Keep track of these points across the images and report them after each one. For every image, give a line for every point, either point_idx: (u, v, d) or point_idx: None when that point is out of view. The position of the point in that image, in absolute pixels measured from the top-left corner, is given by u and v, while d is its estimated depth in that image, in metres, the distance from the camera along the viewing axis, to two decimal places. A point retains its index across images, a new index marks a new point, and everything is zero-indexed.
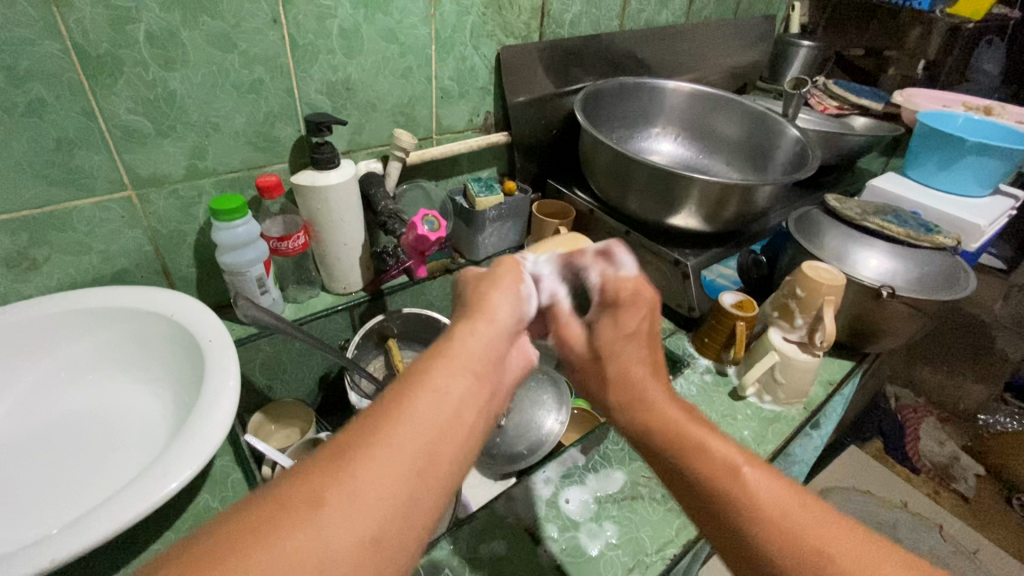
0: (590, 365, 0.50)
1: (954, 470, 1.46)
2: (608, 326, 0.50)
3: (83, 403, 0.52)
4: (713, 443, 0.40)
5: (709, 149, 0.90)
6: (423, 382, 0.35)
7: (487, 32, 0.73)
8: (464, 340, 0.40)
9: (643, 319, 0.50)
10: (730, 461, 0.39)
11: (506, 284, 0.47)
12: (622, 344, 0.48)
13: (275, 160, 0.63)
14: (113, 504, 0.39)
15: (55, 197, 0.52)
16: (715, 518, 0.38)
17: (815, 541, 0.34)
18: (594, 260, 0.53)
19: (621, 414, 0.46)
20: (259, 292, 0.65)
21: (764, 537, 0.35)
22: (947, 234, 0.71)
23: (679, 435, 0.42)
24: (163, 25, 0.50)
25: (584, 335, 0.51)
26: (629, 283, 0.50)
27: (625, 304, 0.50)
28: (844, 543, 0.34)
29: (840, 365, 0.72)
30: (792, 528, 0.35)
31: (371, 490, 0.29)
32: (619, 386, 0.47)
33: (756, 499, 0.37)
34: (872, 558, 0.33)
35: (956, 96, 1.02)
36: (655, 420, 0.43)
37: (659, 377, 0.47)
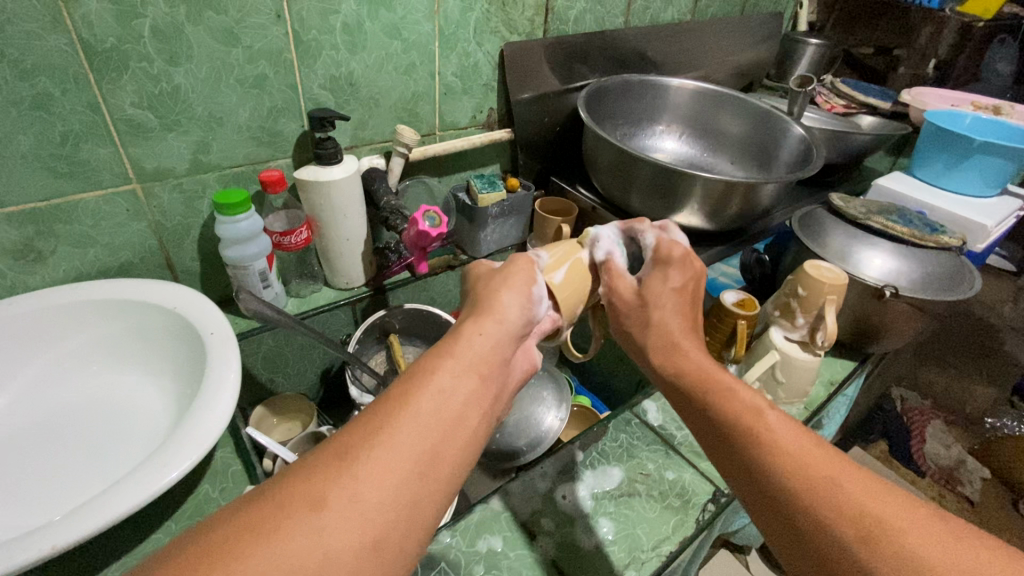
0: (635, 310, 0.51)
1: (959, 473, 1.45)
2: (658, 280, 0.51)
3: (86, 394, 0.53)
4: (742, 393, 0.41)
5: (713, 147, 0.90)
6: (426, 383, 0.36)
7: (491, 28, 0.73)
8: (469, 341, 0.41)
9: (687, 279, 0.52)
10: (756, 406, 0.39)
11: (517, 283, 0.48)
12: (666, 296, 0.50)
13: (278, 155, 0.64)
14: (113, 493, 0.40)
15: (61, 190, 0.52)
16: (733, 455, 0.38)
17: (829, 474, 0.33)
18: (651, 228, 0.57)
19: (655, 357, 0.47)
20: (262, 286, 0.65)
21: (780, 469, 0.35)
22: (953, 233, 0.71)
23: (708, 382, 0.42)
24: (168, 20, 0.50)
25: (631, 287, 0.52)
26: (681, 245, 0.53)
27: (676, 262, 0.52)
28: (859, 482, 0.33)
29: (842, 365, 0.72)
30: (809, 463, 0.34)
31: (373, 491, 0.30)
32: (656, 333, 0.48)
33: (777, 436, 0.36)
34: (887, 498, 0.32)
35: (965, 95, 1.01)
36: (689, 364, 0.45)
37: (698, 333, 0.48)
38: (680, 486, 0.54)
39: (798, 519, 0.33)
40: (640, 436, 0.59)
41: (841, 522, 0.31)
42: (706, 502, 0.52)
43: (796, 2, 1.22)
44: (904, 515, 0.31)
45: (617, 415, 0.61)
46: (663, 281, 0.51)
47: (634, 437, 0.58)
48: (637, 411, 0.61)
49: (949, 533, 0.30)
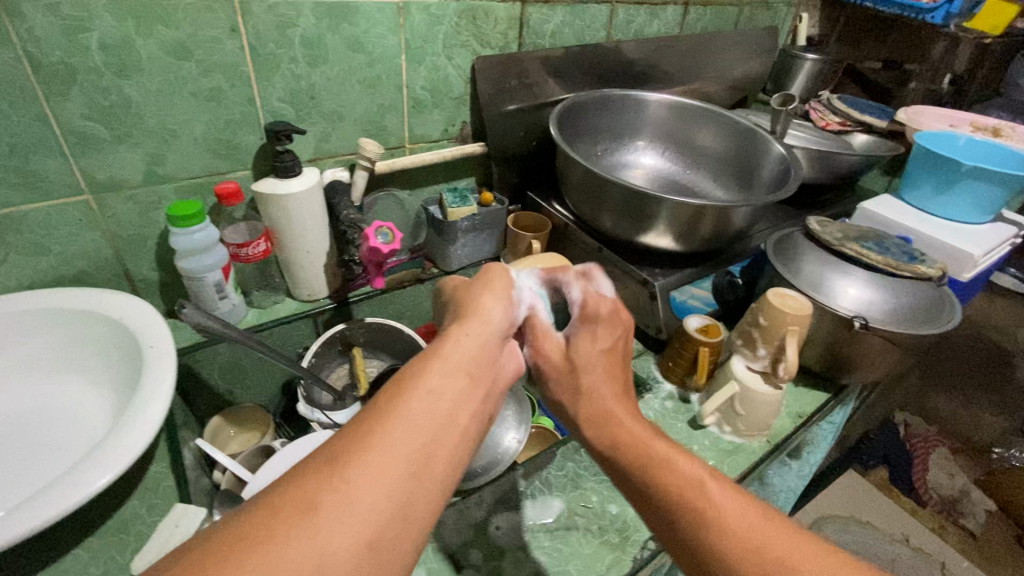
0: (564, 374, 0.48)
1: (962, 504, 1.38)
2: (586, 341, 0.49)
3: (28, 402, 0.53)
4: (680, 462, 0.38)
5: (694, 164, 0.88)
6: (417, 382, 0.35)
7: (460, 42, 0.72)
8: (460, 339, 0.40)
9: (614, 335, 0.50)
10: (696, 477, 0.37)
11: (497, 286, 0.46)
12: (596, 359, 0.48)
13: (237, 167, 0.64)
14: (20, 510, 0.39)
15: (11, 200, 0.53)
16: (680, 539, 0.36)
17: (782, 557, 0.32)
18: (576, 278, 0.54)
19: (592, 428, 0.44)
20: (218, 297, 0.65)
21: (733, 561, 0.33)
22: (933, 262, 0.67)
23: (645, 455, 0.40)
24: (116, 34, 0.50)
25: (560, 347, 0.49)
26: (607, 300, 0.51)
27: (604, 319, 0.50)
28: (813, 562, 0.32)
29: (814, 397, 0.69)
30: (759, 546, 0.33)
31: (367, 493, 0.29)
32: (590, 403, 0.46)
33: (720, 514, 0.35)
34: (839, 574, 0.31)
35: (964, 114, 0.97)
36: (623, 436, 0.42)
37: (630, 397, 0.46)
38: (622, 520, 0.52)
39: None
40: (587, 465, 0.57)
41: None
42: (646, 540, 0.50)
43: (795, 15, 1.19)
44: None
45: (567, 442, 0.59)
46: (591, 343, 0.49)
47: (581, 466, 0.57)
48: None
49: None
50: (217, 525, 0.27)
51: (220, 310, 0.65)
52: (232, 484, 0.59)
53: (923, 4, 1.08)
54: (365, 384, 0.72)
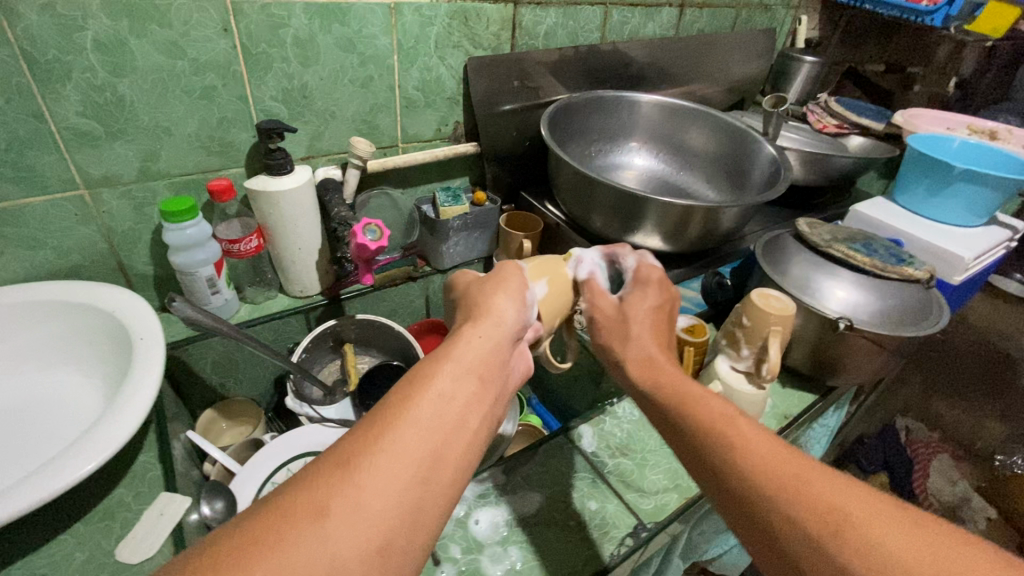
0: (616, 325, 0.50)
1: (962, 512, 1.35)
2: (636, 299, 0.51)
3: (21, 390, 0.54)
4: (712, 400, 0.41)
5: (686, 165, 0.88)
6: (427, 385, 0.35)
7: (453, 42, 0.73)
8: (469, 342, 0.40)
9: (662, 301, 0.52)
10: (724, 412, 0.39)
11: (511, 286, 0.47)
12: (644, 314, 0.50)
13: (230, 164, 0.65)
14: (4, 494, 0.40)
15: (8, 194, 0.54)
16: (704, 465, 0.38)
17: (799, 472, 0.34)
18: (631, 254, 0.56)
19: (632, 367, 0.47)
20: (210, 292, 0.66)
21: (750, 478, 0.34)
22: (921, 265, 0.67)
23: (680, 393, 0.43)
24: (110, 33, 0.52)
25: (613, 305, 0.51)
26: (657, 268, 0.54)
27: (653, 282, 0.53)
28: (826, 482, 0.33)
29: (801, 398, 0.69)
30: (775, 462, 0.34)
31: (378, 497, 0.29)
32: (633, 348, 0.48)
33: (744, 440, 0.37)
34: (853, 490, 0.32)
35: (960, 117, 0.97)
36: (664, 377, 0.44)
37: (671, 349, 0.49)
38: (600, 517, 0.52)
39: (766, 516, 0.33)
40: (569, 461, 0.57)
41: (811, 518, 0.31)
42: (624, 536, 0.51)
43: (794, 18, 1.19)
44: (867, 508, 0.31)
45: (551, 439, 0.59)
46: (641, 301, 0.51)
47: (563, 463, 0.57)
48: (572, 436, 0.60)
49: (911, 525, 0.30)
50: (221, 530, 0.27)
51: (212, 304, 0.67)
52: (220, 476, 0.60)
53: (922, 6, 1.08)
54: (354, 378, 0.73)
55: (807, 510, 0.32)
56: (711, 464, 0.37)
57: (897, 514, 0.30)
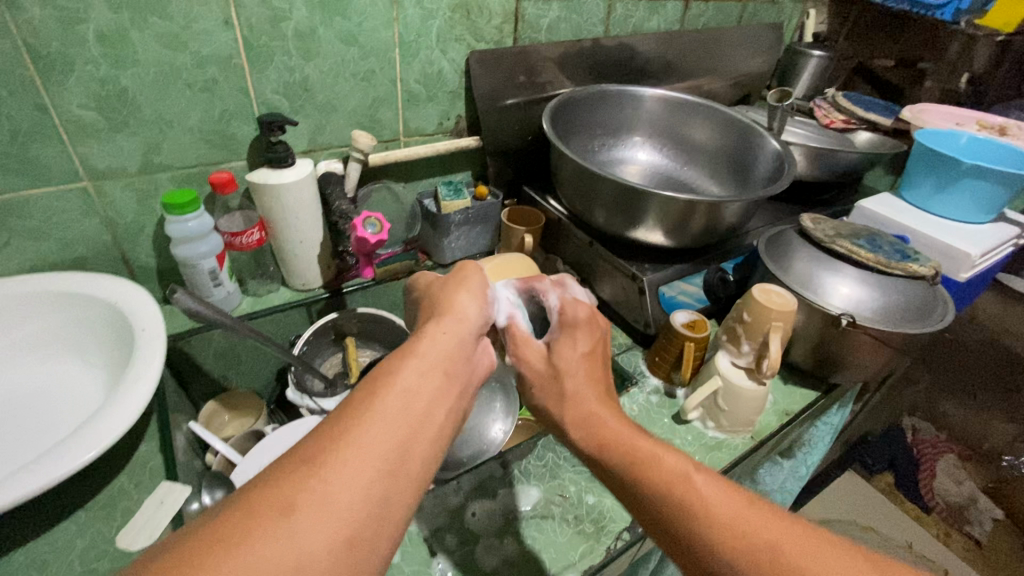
0: (548, 381, 0.48)
1: (969, 512, 1.37)
2: (566, 346, 0.49)
3: (25, 378, 0.55)
4: (667, 456, 0.39)
5: (690, 160, 0.87)
6: (392, 381, 0.35)
7: (454, 36, 0.73)
8: (434, 337, 0.40)
9: (594, 343, 0.50)
10: (681, 469, 0.38)
11: (473, 286, 0.47)
12: (575, 364, 0.48)
13: (232, 157, 0.65)
14: (7, 481, 0.41)
15: (12, 186, 0.55)
16: (671, 535, 0.37)
17: (769, 544, 0.33)
18: (551, 287, 0.55)
19: (574, 426, 0.45)
20: (212, 284, 0.66)
21: (720, 551, 0.34)
22: (927, 261, 0.66)
23: (632, 449, 0.41)
24: (112, 25, 0.52)
25: (540, 353, 0.50)
26: (586, 305, 0.52)
27: (582, 324, 0.50)
28: (797, 551, 0.33)
29: (802, 394, 0.69)
30: (744, 533, 0.34)
31: (344, 491, 0.29)
32: (573, 407, 0.46)
33: (707, 508, 0.35)
34: (822, 557, 0.32)
35: (971, 112, 0.95)
36: (611, 438, 0.42)
37: (612, 401, 0.46)
38: (598, 510, 0.52)
39: None
40: (567, 456, 0.57)
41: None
42: (621, 530, 0.50)
43: (802, 12, 1.18)
44: None
45: (549, 433, 0.59)
46: (572, 350, 0.49)
47: (560, 457, 0.57)
48: None
49: None
50: (188, 528, 0.27)
51: (214, 297, 0.67)
52: (221, 467, 0.61)
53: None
54: (355, 371, 0.73)
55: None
56: (678, 534, 0.36)
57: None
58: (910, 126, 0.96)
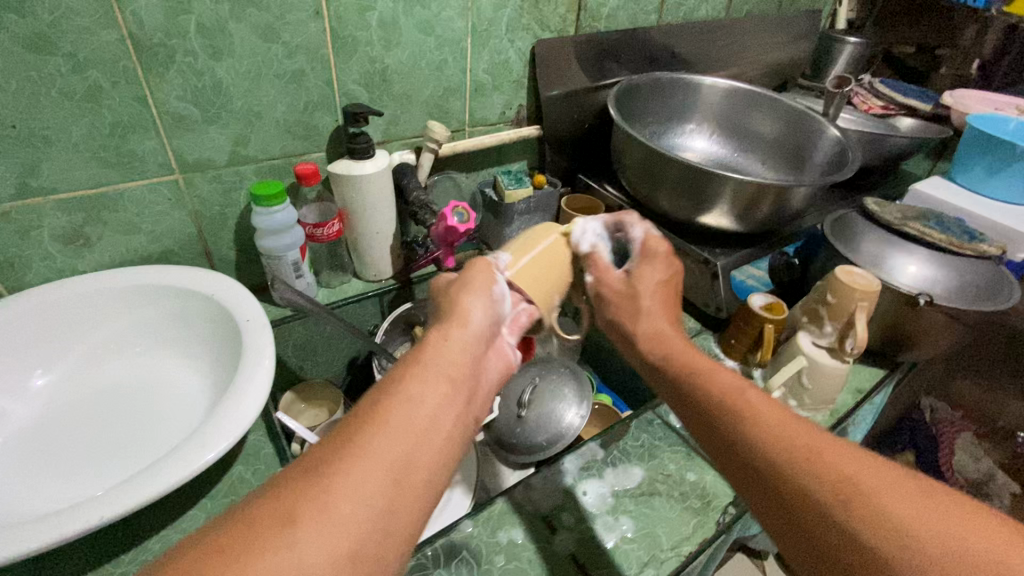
0: (624, 300, 0.52)
1: (987, 487, 1.35)
2: (646, 273, 0.53)
3: (127, 375, 0.55)
4: (720, 370, 0.42)
5: (745, 148, 0.89)
6: (397, 391, 0.35)
7: (523, 25, 0.73)
8: (439, 348, 0.39)
9: (671, 274, 0.54)
10: (733, 381, 0.40)
11: (478, 286, 0.45)
12: (652, 289, 0.52)
13: (313, 149, 0.65)
14: (155, 470, 0.41)
15: (109, 179, 0.54)
16: (715, 432, 0.39)
17: (809, 443, 0.34)
18: (638, 220, 0.57)
19: (647, 333, 0.49)
20: (294, 275, 0.66)
21: (759, 439, 0.35)
22: (993, 242, 0.68)
23: (691, 364, 0.43)
24: (212, 17, 0.52)
25: (620, 279, 0.53)
26: (666, 241, 0.55)
27: (661, 256, 0.54)
28: (832, 448, 0.33)
29: (871, 373, 0.71)
30: (784, 431, 0.35)
31: (345, 502, 0.29)
32: (642, 323, 0.50)
33: (754, 408, 0.37)
34: (858, 458, 0.32)
35: (1009, 98, 0.98)
36: (676, 353, 0.45)
37: (680, 324, 0.50)
38: (702, 487, 0.54)
39: (780, 488, 0.33)
40: (661, 436, 0.58)
41: (819, 482, 0.32)
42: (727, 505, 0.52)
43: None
44: (876, 476, 0.31)
45: (640, 415, 0.61)
46: (652, 273, 0.52)
47: (656, 437, 0.58)
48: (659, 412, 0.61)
49: (915, 489, 0.30)
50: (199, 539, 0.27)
51: (297, 288, 0.67)
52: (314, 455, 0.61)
53: None
54: None
55: (814, 479, 0.32)
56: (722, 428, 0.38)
57: (907, 484, 0.31)
58: (951, 111, 0.98)
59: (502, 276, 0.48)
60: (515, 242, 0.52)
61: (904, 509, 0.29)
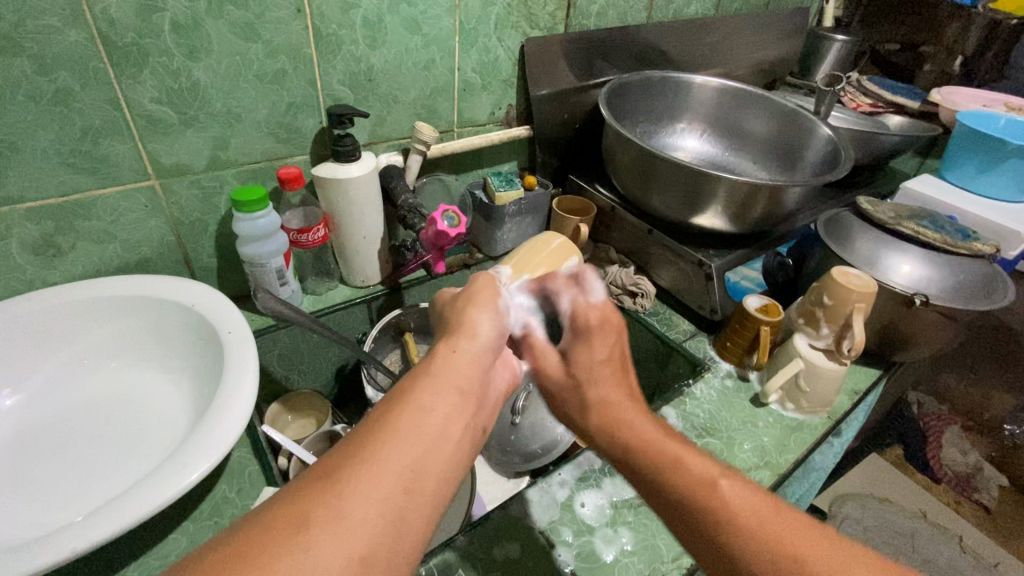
0: (569, 391, 0.47)
1: (976, 480, 1.34)
2: (584, 354, 0.47)
3: (105, 391, 0.53)
4: (692, 460, 0.38)
5: (736, 147, 0.88)
6: (409, 399, 0.34)
7: (512, 23, 0.71)
8: (447, 359, 0.38)
9: (613, 345, 0.48)
10: (707, 474, 0.36)
11: (484, 298, 0.44)
12: (596, 371, 0.46)
13: (296, 152, 0.63)
14: (133, 494, 0.39)
15: (81, 186, 0.52)
16: (694, 535, 0.35)
17: (799, 555, 0.31)
18: (567, 287, 0.51)
19: (597, 416, 0.44)
20: (279, 283, 0.64)
21: (746, 552, 0.32)
22: (987, 241, 0.68)
23: (657, 453, 0.39)
24: (188, 15, 0.49)
25: (559, 363, 0.48)
26: (600, 310, 0.49)
27: (597, 329, 0.48)
28: (825, 557, 0.31)
29: (867, 374, 0.71)
30: (772, 539, 0.32)
31: (359, 507, 0.28)
32: (597, 411, 0.44)
33: (731, 512, 0.34)
34: (857, 570, 0.30)
35: (995, 95, 0.99)
36: (636, 440, 0.41)
37: (649, 412, 0.44)
38: None
39: None
40: None
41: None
42: None
43: None
44: None
45: None
46: (592, 353, 0.47)
47: None
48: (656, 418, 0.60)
49: None
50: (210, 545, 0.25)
51: (281, 296, 0.65)
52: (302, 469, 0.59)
53: None
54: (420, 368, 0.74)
55: None
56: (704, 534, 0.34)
57: None
58: (939, 108, 0.98)
59: (507, 291, 0.47)
60: (514, 253, 0.54)
61: None
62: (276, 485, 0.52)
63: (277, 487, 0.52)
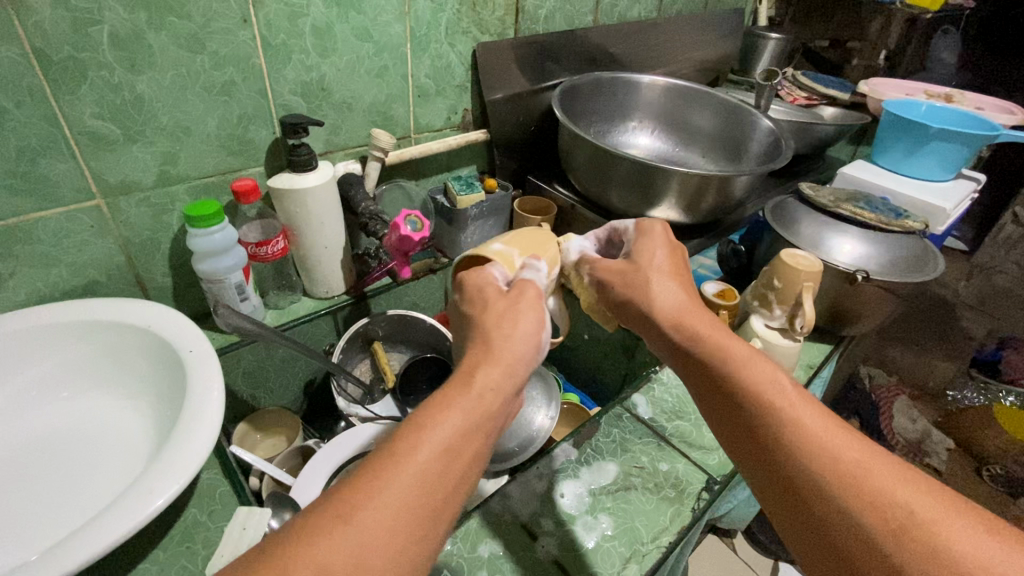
0: (625, 282, 0.47)
1: (927, 444, 1.30)
2: (645, 255, 0.48)
3: (57, 423, 0.50)
4: (769, 372, 0.38)
5: (685, 142, 0.92)
6: (434, 436, 0.32)
7: (462, 29, 0.72)
8: (483, 390, 0.35)
9: (674, 252, 0.49)
10: (755, 365, 0.38)
11: (520, 318, 0.40)
12: (657, 265, 0.47)
13: (250, 163, 0.62)
14: (94, 527, 0.37)
15: (18, 208, 0.49)
16: (739, 414, 0.38)
17: (835, 445, 0.33)
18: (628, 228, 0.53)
19: (668, 307, 0.44)
20: (239, 299, 0.62)
21: (792, 435, 0.34)
22: (917, 218, 0.73)
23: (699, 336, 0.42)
24: (128, 27, 0.48)
25: (620, 264, 0.48)
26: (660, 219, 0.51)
27: (659, 235, 0.50)
28: (865, 454, 0.33)
29: (819, 350, 0.75)
30: (808, 425, 0.34)
31: (377, 554, 0.28)
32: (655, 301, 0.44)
33: (771, 387, 0.37)
34: (885, 463, 0.32)
35: (916, 85, 1.07)
36: (696, 326, 0.42)
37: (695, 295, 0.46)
38: (674, 476, 0.55)
39: (804, 482, 0.33)
40: (632, 429, 0.59)
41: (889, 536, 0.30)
42: (700, 491, 0.53)
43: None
44: (914, 491, 0.31)
45: (609, 410, 0.61)
46: (655, 250, 0.48)
47: (626, 431, 0.59)
48: (628, 406, 0.62)
49: (945, 500, 0.30)
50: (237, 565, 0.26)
51: (242, 311, 0.63)
52: (274, 488, 0.58)
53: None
54: (390, 376, 0.74)
55: (848, 479, 0.32)
56: (760, 434, 0.36)
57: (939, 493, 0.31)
58: (867, 99, 1.04)
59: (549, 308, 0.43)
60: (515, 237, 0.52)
61: (940, 519, 0.29)
62: (249, 505, 0.51)
63: (249, 506, 0.51)
